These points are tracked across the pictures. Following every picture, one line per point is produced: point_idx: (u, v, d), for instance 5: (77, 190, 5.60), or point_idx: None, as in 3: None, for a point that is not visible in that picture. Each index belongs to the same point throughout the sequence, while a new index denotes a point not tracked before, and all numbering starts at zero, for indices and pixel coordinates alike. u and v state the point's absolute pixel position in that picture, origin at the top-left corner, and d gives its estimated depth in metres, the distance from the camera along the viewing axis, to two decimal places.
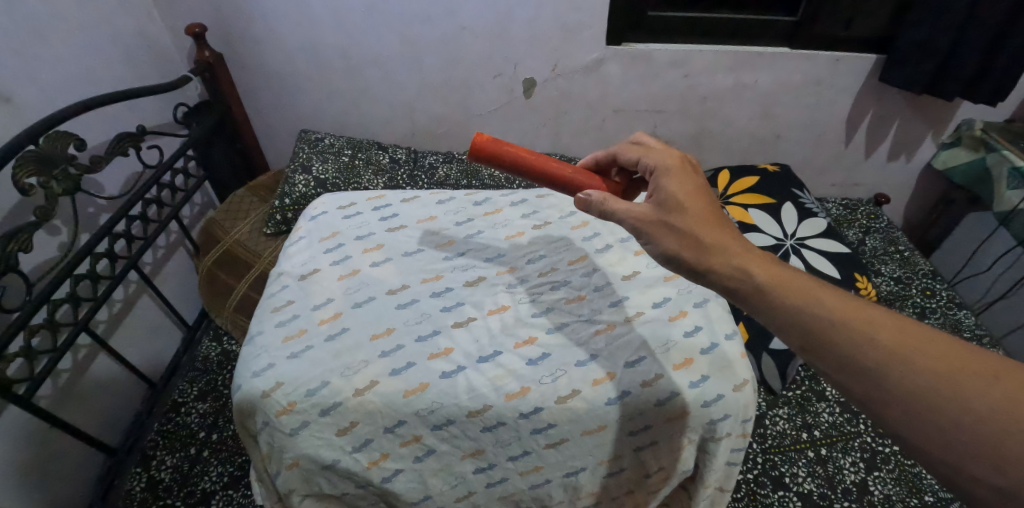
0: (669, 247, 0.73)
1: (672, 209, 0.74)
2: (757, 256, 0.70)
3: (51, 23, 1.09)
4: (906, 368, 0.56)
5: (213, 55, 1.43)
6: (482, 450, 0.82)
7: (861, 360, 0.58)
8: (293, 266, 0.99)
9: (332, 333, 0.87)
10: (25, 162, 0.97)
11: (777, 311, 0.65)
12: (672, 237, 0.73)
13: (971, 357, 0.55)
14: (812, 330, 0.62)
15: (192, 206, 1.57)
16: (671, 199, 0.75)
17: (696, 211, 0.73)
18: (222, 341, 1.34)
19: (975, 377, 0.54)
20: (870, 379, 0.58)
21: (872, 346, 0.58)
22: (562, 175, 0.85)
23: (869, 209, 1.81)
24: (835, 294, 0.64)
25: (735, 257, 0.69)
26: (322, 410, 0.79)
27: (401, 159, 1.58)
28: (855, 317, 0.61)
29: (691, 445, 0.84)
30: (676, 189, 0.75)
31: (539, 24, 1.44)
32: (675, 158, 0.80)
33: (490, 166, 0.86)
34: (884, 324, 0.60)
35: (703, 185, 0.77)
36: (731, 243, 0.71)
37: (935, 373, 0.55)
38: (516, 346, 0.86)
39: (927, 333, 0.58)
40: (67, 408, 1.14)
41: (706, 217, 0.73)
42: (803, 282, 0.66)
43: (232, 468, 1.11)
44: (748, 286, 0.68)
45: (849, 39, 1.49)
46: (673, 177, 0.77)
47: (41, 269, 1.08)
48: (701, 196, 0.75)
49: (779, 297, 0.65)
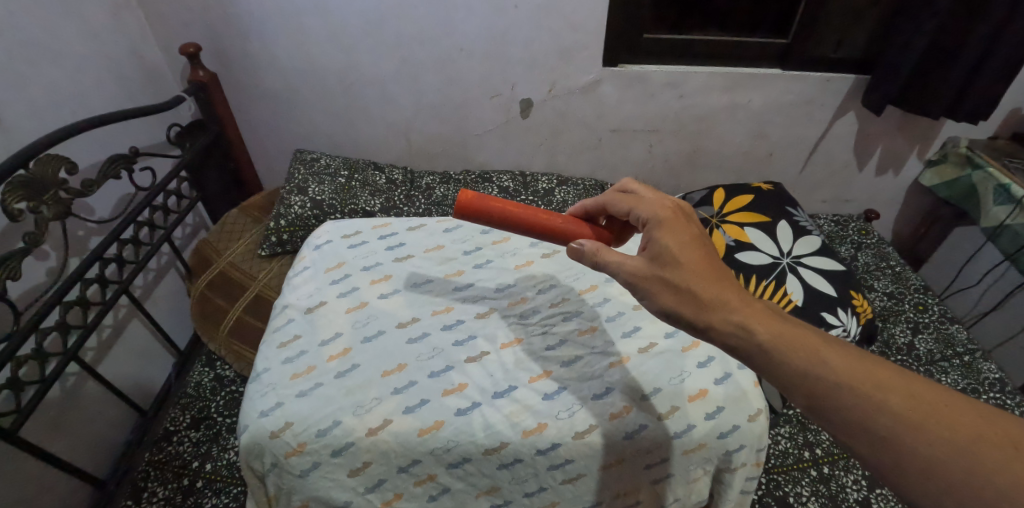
0: (668, 303, 0.71)
1: (668, 262, 0.73)
2: (758, 310, 0.68)
3: (44, 44, 1.08)
4: (919, 435, 0.55)
5: (207, 75, 1.41)
6: (497, 487, 0.81)
7: (873, 425, 0.57)
8: (298, 298, 0.98)
9: (342, 371, 0.85)
10: (14, 187, 0.94)
11: (781, 370, 0.63)
12: (670, 293, 0.71)
13: (987, 427, 0.54)
14: (820, 393, 0.60)
15: (183, 228, 1.54)
16: (665, 253, 0.73)
17: (694, 263, 0.72)
18: (215, 366, 1.30)
19: (993, 447, 0.53)
20: (882, 446, 0.56)
21: (882, 411, 0.57)
22: (552, 226, 0.84)
23: (859, 225, 1.85)
24: (838, 351, 0.62)
25: (734, 312, 0.68)
26: (333, 451, 0.78)
27: (399, 180, 1.56)
28: (864, 381, 0.59)
29: (707, 475, 0.85)
30: (669, 242, 0.74)
31: (537, 46, 1.45)
32: (669, 208, 0.79)
33: (475, 221, 0.85)
34: (893, 387, 0.58)
35: (697, 236, 0.76)
36: (730, 298, 0.69)
37: (951, 442, 0.54)
38: (531, 380, 0.85)
39: (940, 398, 0.57)
40: (54, 440, 1.10)
41: (703, 271, 0.72)
42: (804, 336, 0.65)
43: (227, 499, 1.07)
44: (749, 344, 0.66)
45: (839, 60, 1.53)
46: (667, 230, 0.76)
47: (29, 295, 1.05)
48: (696, 249, 0.74)
49: (782, 356, 0.64)
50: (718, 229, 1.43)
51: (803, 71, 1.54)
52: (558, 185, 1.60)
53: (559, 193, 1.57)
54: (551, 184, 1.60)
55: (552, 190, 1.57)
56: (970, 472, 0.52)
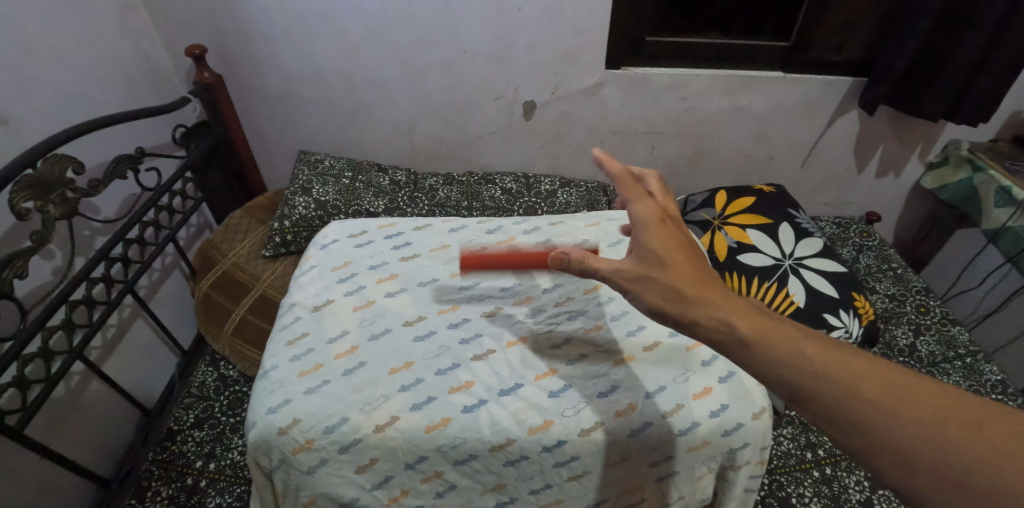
0: (654, 302, 0.72)
1: (655, 264, 0.74)
2: (741, 307, 0.68)
3: (51, 45, 1.09)
4: (891, 419, 0.56)
5: (213, 77, 1.43)
6: (503, 484, 0.82)
7: (848, 412, 0.57)
8: (305, 296, 0.99)
9: (349, 367, 0.86)
10: (23, 186, 0.95)
11: (760, 363, 0.63)
12: (658, 293, 0.72)
13: (955, 407, 0.55)
14: (797, 383, 0.60)
15: (188, 228, 1.55)
16: (652, 255, 0.74)
17: (679, 266, 0.73)
18: (218, 366, 1.31)
19: (958, 428, 0.54)
20: (856, 431, 0.56)
21: (856, 398, 0.57)
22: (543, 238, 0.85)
23: (860, 227, 1.86)
24: (815, 342, 0.62)
25: (717, 308, 0.68)
26: (342, 447, 0.78)
27: (402, 181, 1.57)
28: (839, 369, 0.59)
29: (711, 473, 0.85)
30: (655, 246, 0.75)
31: (539, 49, 1.46)
32: (657, 213, 0.78)
33: None
34: (866, 375, 0.58)
35: (683, 240, 0.76)
36: (714, 296, 0.70)
37: (921, 424, 0.55)
38: (537, 378, 0.86)
39: (911, 382, 0.57)
40: (59, 439, 1.11)
41: (689, 272, 0.73)
42: (784, 330, 0.64)
43: (231, 498, 1.08)
44: (732, 340, 0.66)
45: (840, 63, 1.53)
46: (652, 233, 0.76)
47: (35, 295, 1.05)
48: (682, 253, 0.74)
49: (763, 349, 0.63)
50: (720, 230, 1.44)
51: (804, 74, 1.55)
52: (561, 186, 1.60)
53: (561, 195, 1.57)
54: (554, 185, 1.60)
55: (554, 191, 1.58)
56: (938, 453, 0.53)
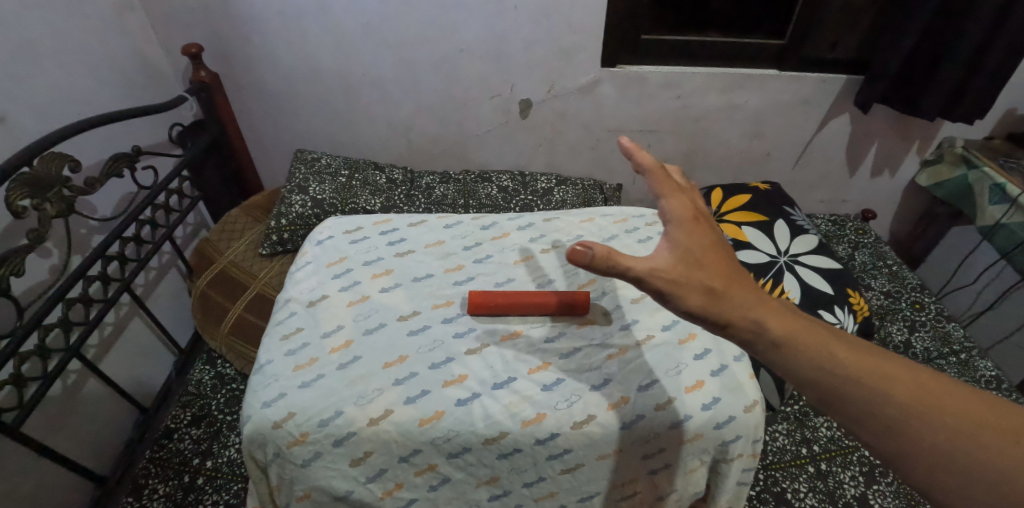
0: (693, 304, 0.66)
1: (695, 263, 0.69)
2: (774, 306, 0.66)
3: (48, 43, 1.09)
4: (924, 424, 0.56)
5: (210, 75, 1.43)
6: (497, 477, 0.82)
7: (882, 416, 0.57)
8: (300, 292, 0.99)
9: (344, 362, 0.86)
10: (18, 185, 0.94)
11: (793, 366, 0.62)
12: (699, 295, 0.66)
13: (987, 413, 0.56)
14: (830, 387, 0.60)
15: (184, 227, 1.55)
16: (690, 254, 0.69)
17: (718, 269, 0.69)
18: (215, 364, 1.31)
19: (990, 433, 0.54)
20: (890, 435, 0.57)
21: (889, 402, 0.57)
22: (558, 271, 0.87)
23: (857, 224, 1.86)
24: (847, 346, 0.62)
25: (752, 309, 0.65)
26: (335, 441, 0.79)
27: (398, 179, 1.57)
28: (871, 373, 0.59)
29: (703, 466, 0.86)
30: (690, 244, 0.70)
31: (536, 48, 1.47)
32: (690, 211, 0.73)
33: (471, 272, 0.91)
34: (900, 380, 0.58)
35: (717, 240, 0.72)
36: (749, 297, 0.67)
37: (954, 429, 0.55)
38: (530, 372, 0.86)
39: (942, 388, 0.58)
40: (55, 436, 1.11)
41: (729, 273, 0.69)
42: (815, 332, 0.64)
43: (228, 495, 1.08)
44: (763, 341, 0.64)
45: (834, 61, 1.54)
46: (687, 231, 0.71)
47: (31, 293, 1.06)
48: (717, 254, 0.70)
49: (794, 351, 0.62)
50: None
51: (799, 71, 1.56)
52: (557, 184, 1.60)
53: (558, 192, 1.58)
54: (550, 183, 1.60)
55: (551, 189, 1.58)
56: (971, 459, 0.53)
